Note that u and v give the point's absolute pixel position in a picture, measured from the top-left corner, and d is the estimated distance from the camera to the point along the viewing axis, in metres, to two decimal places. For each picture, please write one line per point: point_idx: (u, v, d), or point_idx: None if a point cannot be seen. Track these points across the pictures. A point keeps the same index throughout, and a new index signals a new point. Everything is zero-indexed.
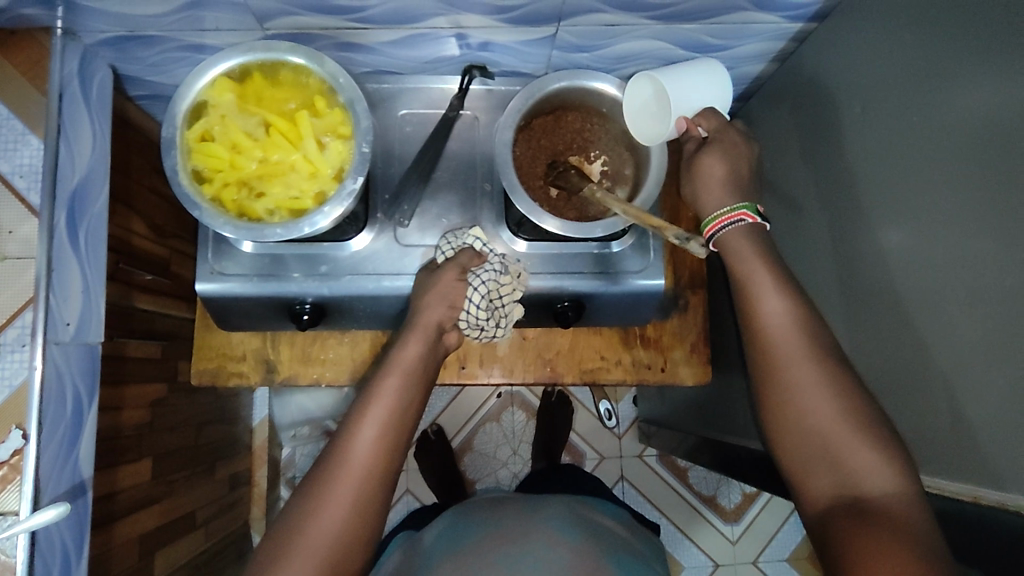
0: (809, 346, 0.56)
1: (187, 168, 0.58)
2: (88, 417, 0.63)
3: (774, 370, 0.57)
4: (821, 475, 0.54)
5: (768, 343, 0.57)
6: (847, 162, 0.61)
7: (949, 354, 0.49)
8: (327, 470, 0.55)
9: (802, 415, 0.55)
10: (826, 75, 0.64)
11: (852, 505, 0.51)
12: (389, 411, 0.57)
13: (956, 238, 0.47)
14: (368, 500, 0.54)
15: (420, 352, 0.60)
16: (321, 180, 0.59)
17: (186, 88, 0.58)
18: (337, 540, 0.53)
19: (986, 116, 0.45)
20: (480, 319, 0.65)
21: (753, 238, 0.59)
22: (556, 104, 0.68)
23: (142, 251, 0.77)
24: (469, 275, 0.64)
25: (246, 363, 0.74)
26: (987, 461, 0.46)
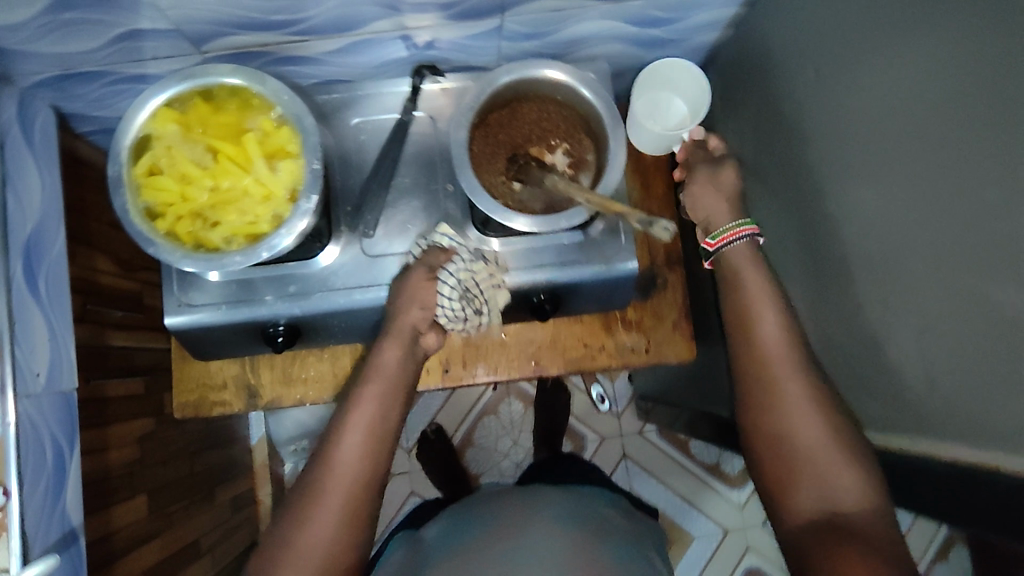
0: (798, 363, 0.58)
1: (138, 205, 0.56)
2: (70, 464, 0.62)
3: (766, 382, 0.58)
4: (803, 488, 0.55)
5: (762, 359, 0.59)
6: (808, 125, 0.60)
7: (921, 314, 0.48)
8: (312, 481, 0.57)
9: (790, 433, 0.56)
10: (779, 39, 0.63)
11: (830, 519, 0.53)
12: (374, 416, 0.59)
13: (918, 198, 0.47)
14: (350, 508, 0.57)
15: (398, 359, 0.60)
16: (276, 202, 0.58)
17: (127, 123, 0.57)
18: (324, 552, 0.55)
19: (937, 70, 0.44)
20: (459, 311, 0.64)
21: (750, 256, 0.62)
22: (509, 97, 0.66)
23: (110, 288, 0.76)
24: (439, 272, 0.63)
25: (228, 390, 0.73)
26: (966, 419, 0.46)
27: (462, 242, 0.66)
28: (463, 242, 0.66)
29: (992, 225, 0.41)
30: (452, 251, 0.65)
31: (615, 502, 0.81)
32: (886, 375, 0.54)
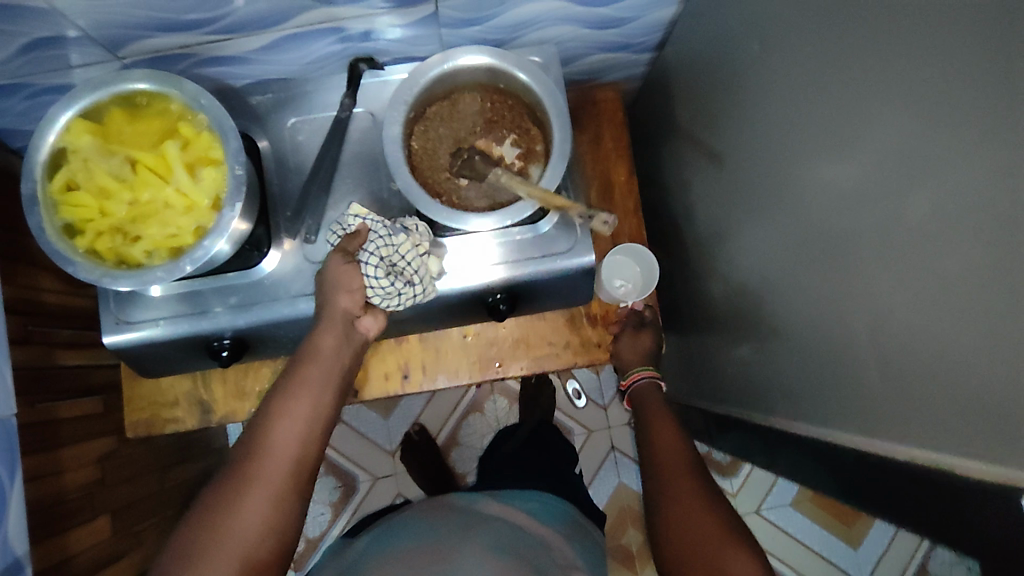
0: (690, 468, 0.61)
1: (55, 223, 0.54)
2: (11, 494, 0.60)
3: (663, 478, 0.61)
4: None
5: (659, 462, 0.63)
6: (766, 102, 0.56)
7: (881, 301, 0.45)
8: (244, 462, 0.53)
9: (680, 518, 0.56)
10: (732, 11, 0.59)
11: None
12: (312, 404, 0.56)
13: (877, 174, 0.43)
14: (286, 490, 0.53)
15: (336, 342, 0.58)
16: (198, 212, 0.55)
17: (39, 137, 0.54)
18: (255, 536, 0.50)
19: (884, 34, 0.40)
20: (389, 287, 0.59)
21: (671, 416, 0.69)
22: (449, 88, 0.63)
23: (57, 307, 0.74)
24: (356, 256, 0.59)
25: (180, 407, 0.71)
26: (927, 414, 0.42)
27: (370, 217, 0.61)
28: (370, 218, 0.61)
29: (953, 204, 0.37)
30: (365, 228, 0.60)
31: (558, 518, 0.82)
32: (850, 367, 0.50)
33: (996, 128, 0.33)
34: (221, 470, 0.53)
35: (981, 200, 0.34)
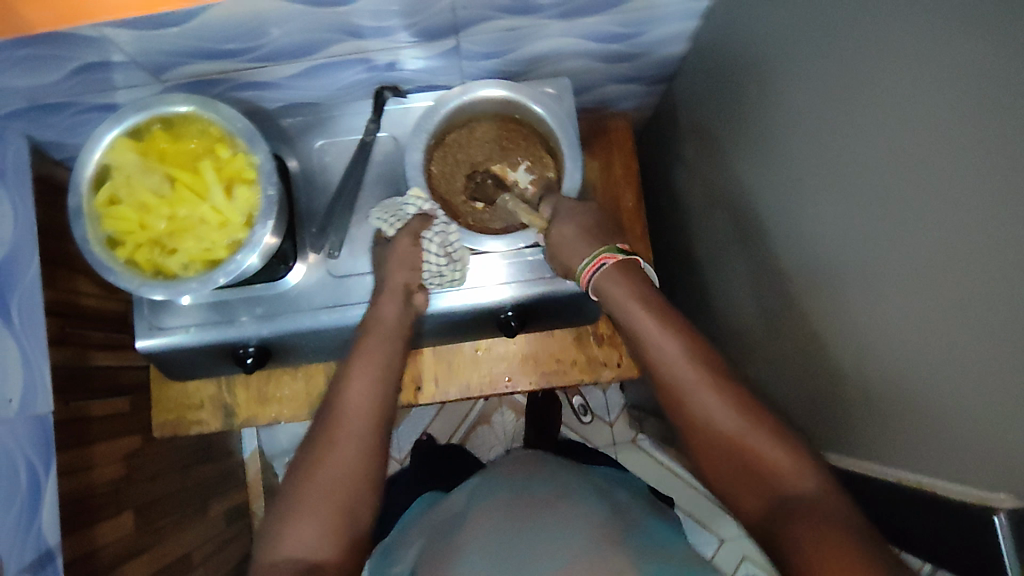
0: (702, 376, 0.52)
1: (98, 235, 0.57)
2: (45, 486, 0.64)
3: (679, 399, 0.53)
4: (744, 490, 0.49)
5: (667, 376, 0.53)
6: (768, 139, 0.59)
7: (871, 333, 0.47)
8: (327, 423, 0.57)
9: (703, 419, 0.51)
10: (737, 51, 0.62)
11: (780, 506, 0.47)
12: (381, 367, 0.59)
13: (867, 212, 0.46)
14: (368, 441, 0.57)
15: (396, 313, 0.62)
16: (232, 228, 0.59)
17: (86, 155, 0.58)
18: (346, 482, 0.54)
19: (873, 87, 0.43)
20: (443, 269, 0.63)
21: (694, 337, 0.54)
22: (467, 117, 0.66)
23: (92, 309, 0.78)
24: (423, 233, 0.62)
25: (205, 409, 0.75)
26: (915, 441, 0.45)
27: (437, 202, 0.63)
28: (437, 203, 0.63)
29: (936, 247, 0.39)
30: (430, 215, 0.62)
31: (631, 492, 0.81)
32: (841, 393, 0.53)
33: (968, 180, 0.36)
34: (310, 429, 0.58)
35: (956, 246, 0.37)
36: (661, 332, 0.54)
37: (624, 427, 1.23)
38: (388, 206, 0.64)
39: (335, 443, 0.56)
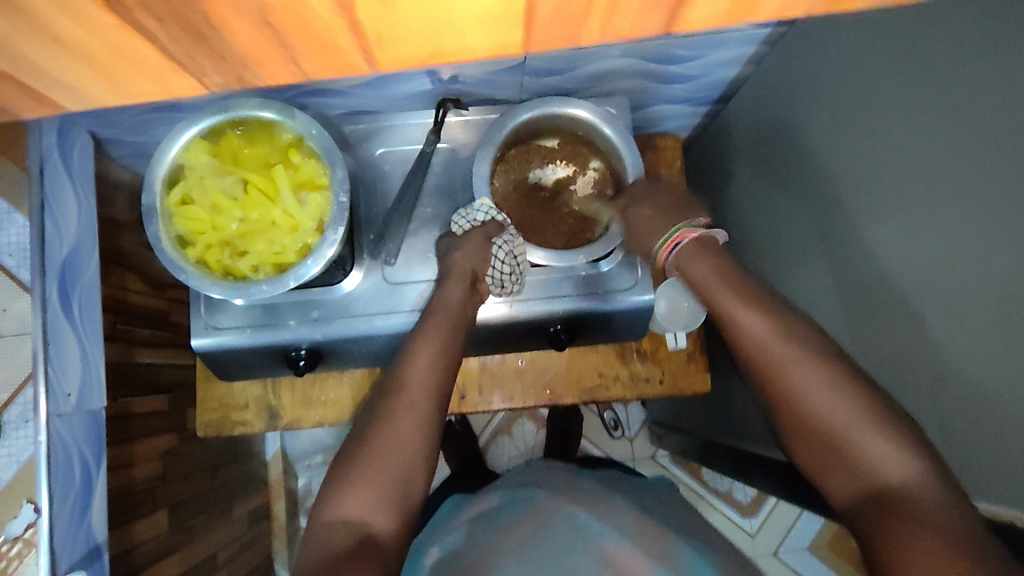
0: (795, 349, 0.52)
1: (169, 234, 0.57)
2: (97, 482, 0.63)
3: (767, 376, 0.53)
4: (833, 472, 0.48)
5: (750, 351, 0.54)
6: (833, 167, 0.60)
7: (947, 360, 0.49)
8: (387, 395, 0.57)
9: (790, 392, 0.51)
10: (803, 79, 0.64)
11: (876, 496, 0.45)
12: (442, 343, 0.59)
13: (947, 242, 0.47)
14: (425, 414, 0.56)
15: (462, 298, 0.63)
16: (302, 233, 0.60)
17: (161, 154, 0.57)
18: (403, 454, 0.54)
19: (957, 122, 0.44)
20: (505, 275, 0.65)
21: (783, 316, 0.54)
22: (530, 132, 0.68)
23: (138, 306, 0.78)
24: (494, 239, 0.64)
25: (250, 410, 0.76)
26: (992, 469, 0.46)
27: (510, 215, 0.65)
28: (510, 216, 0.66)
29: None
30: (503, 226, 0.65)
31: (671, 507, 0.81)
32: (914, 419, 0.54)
33: None
34: (372, 402, 0.58)
35: None
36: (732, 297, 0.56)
37: (643, 443, 1.24)
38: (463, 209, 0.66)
39: (394, 414, 0.56)
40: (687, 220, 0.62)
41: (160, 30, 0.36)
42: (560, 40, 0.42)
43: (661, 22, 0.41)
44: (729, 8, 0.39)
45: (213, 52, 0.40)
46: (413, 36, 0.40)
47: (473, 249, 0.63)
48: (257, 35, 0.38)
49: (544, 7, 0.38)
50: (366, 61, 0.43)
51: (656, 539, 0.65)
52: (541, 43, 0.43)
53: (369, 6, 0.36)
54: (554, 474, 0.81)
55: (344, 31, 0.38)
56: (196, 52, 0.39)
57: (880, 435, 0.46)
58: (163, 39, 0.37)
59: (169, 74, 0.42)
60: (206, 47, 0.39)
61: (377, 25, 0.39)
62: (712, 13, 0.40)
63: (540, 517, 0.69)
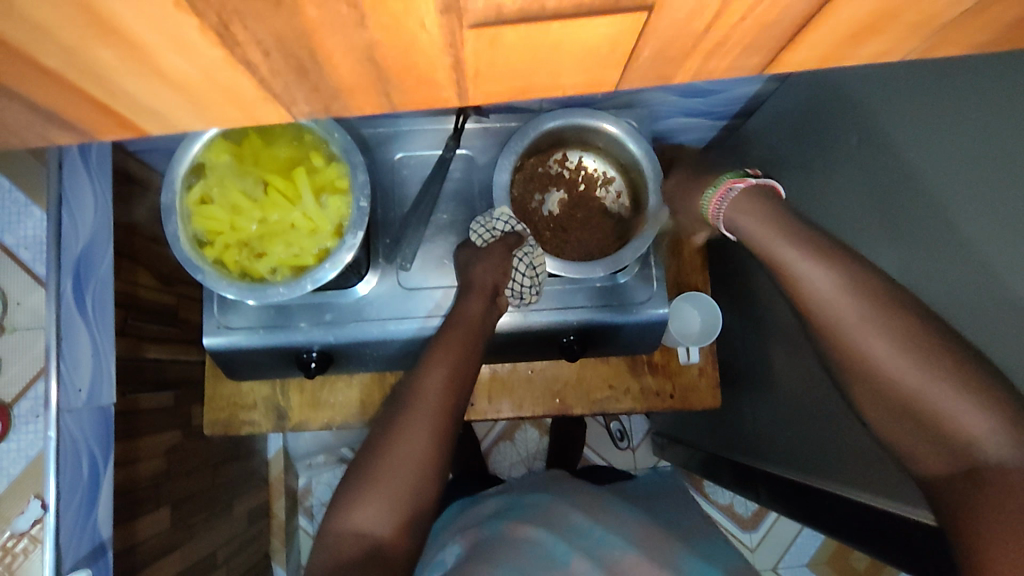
0: (874, 309, 0.47)
1: (188, 233, 0.57)
2: (103, 479, 0.63)
3: (840, 340, 0.48)
4: (919, 445, 0.45)
5: (819, 317, 0.49)
6: (855, 190, 0.60)
7: None
8: (402, 407, 0.57)
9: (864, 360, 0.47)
10: (826, 101, 0.64)
11: (968, 474, 0.42)
12: (459, 356, 0.59)
13: (976, 272, 0.47)
14: (439, 427, 0.56)
15: (481, 309, 0.63)
16: (322, 236, 0.59)
17: (183, 152, 0.56)
18: (418, 467, 0.54)
19: (1000, 169, 0.44)
20: (525, 286, 0.64)
21: (860, 270, 0.48)
22: (550, 142, 0.68)
23: (148, 302, 0.77)
24: (514, 251, 0.64)
25: (257, 410, 0.76)
26: None
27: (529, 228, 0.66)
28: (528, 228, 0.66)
29: None
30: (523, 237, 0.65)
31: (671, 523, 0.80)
32: None
33: None
34: (387, 411, 0.58)
35: None
36: (801, 256, 0.49)
37: (645, 453, 1.24)
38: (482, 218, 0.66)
39: (409, 426, 0.56)
40: (730, 172, 0.56)
41: (264, 64, 0.26)
42: (651, 80, 0.30)
43: (761, 65, 0.29)
44: (827, 53, 0.28)
45: (305, 88, 0.28)
46: (511, 74, 0.28)
47: (493, 260, 0.63)
48: (351, 69, 0.27)
49: (653, 47, 0.27)
50: (457, 95, 0.30)
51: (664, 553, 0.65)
52: (631, 84, 0.31)
53: (476, 48, 0.26)
54: (561, 484, 0.81)
55: (443, 65, 0.27)
56: (291, 89, 0.28)
57: (956, 394, 0.43)
58: (265, 75, 0.27)
59: (257, 105, 0.29)
60: (302, 81, 0.27)
61: (472, 60, 0.27)
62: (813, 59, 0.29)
63: (541, 517, 0.70)
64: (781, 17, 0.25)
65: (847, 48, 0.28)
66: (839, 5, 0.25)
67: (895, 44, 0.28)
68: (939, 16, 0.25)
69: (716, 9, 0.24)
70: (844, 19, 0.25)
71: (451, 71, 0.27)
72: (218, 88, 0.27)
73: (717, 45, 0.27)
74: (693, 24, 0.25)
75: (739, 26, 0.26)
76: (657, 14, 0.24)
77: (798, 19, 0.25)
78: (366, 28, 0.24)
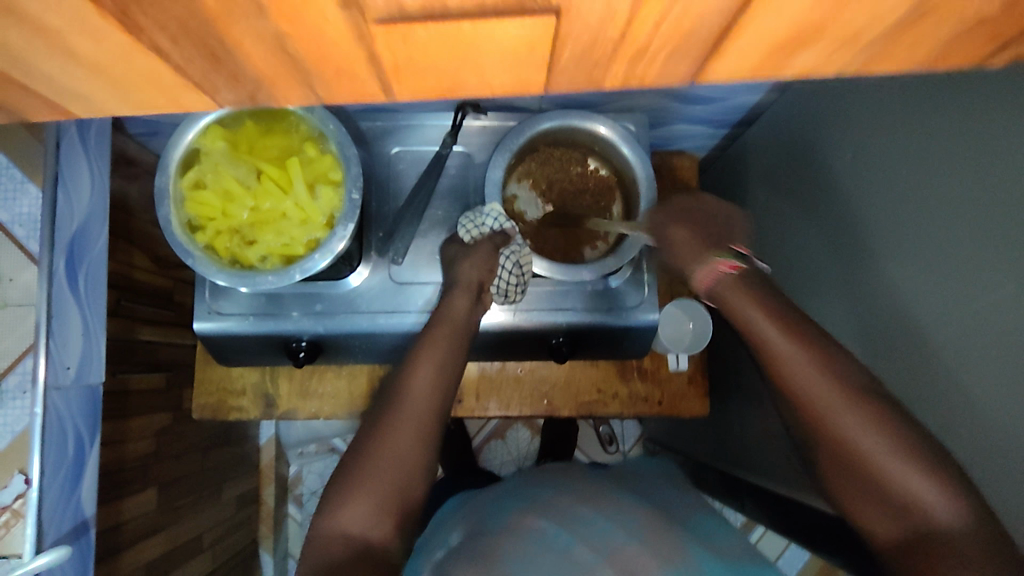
0: (837, 386, 0.48)
1: (180, 217, 0.57)
2: (89, 457, 0.63)
3: (807, 415, 0.49)
4: (874, 510, 0.47)
5: (788, 388, 0.50)
6: (844, 205, 0.60)
7: (951, 406, 0.48)
8: (388, 407, 0.57)
9: (828, 433, 0.48)
10: (822, 114, 0.64)
11: (920, 539, 0.44)
12: (445, 354, 0.59)
13: (958, 292, 0.47)
14: (426, 430, 0.56)
15: (469, 309, 0.62)
16: (313, 227, 0.60)
17: (177, 139, 0.57)
18: (402, 466, 0.54)
19: (986, 187, 0.43)
20: (511, 283, 0.65)
21: (821, 345, 0.51)
22: (546, 141, 0.68)
23: (142, 284, 0.78)
24: (501, 249, 0.64)
25: (246, 397, 0.77)
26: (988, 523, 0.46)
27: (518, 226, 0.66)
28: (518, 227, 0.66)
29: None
30: (512, 234, 0.65)
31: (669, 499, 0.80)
32: None
33: None
34: (374, 410, 0.58)
35: None
36: (781, 338, 0.51)
37: None
38: (472, 214, 0.66)
39: (395, 427, 0.56)
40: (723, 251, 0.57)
41: (173, 51, 0.27)
42: (582, 84, 0.32)
43: (690, 74, 0.31)
44: (760, 64, 0.30)
45: (225, 78, 0.30)
46: (430, 72, 0.30)
47: (483, 258, 0.64)
48: (262, 58, 0.29)
49: (572, 51, 0.29)
50: (383, 89, 0.32)
51: None
52: (561, 88, 0.33)
53: (391, 43, 0.27)
54: (554, 472, 0.81)
55: (364, 64, 0.29)
56: (210, 77, 0.30)
57: (916, 470, 0.45)
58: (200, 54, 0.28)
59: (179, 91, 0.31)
60: (218, 69, 0.29)
61: (389, 57, 0.29)
62: (738, 69, 0.30)
63: (541, 510, 0.69)
64: (695, 28, 0.27)
65: (782, 60, 0.30)
66: (754, 19, 0.27)
67: (828, 57, 0.29)
68: (863, 32, 0.27)
69: (627, 16, 0.26)
70: (764, 29, 0.27)
71: (371, 69, 0.29)
72: (140, 72, 0.29)
73: (640, 51, 0.29)
74: (608, 30, 0.27)
75: (656, 34, 0.28)
76: (565, 18, 0.26)
77: (717, 29, 0.27)
78: (277, 20, 0.25)
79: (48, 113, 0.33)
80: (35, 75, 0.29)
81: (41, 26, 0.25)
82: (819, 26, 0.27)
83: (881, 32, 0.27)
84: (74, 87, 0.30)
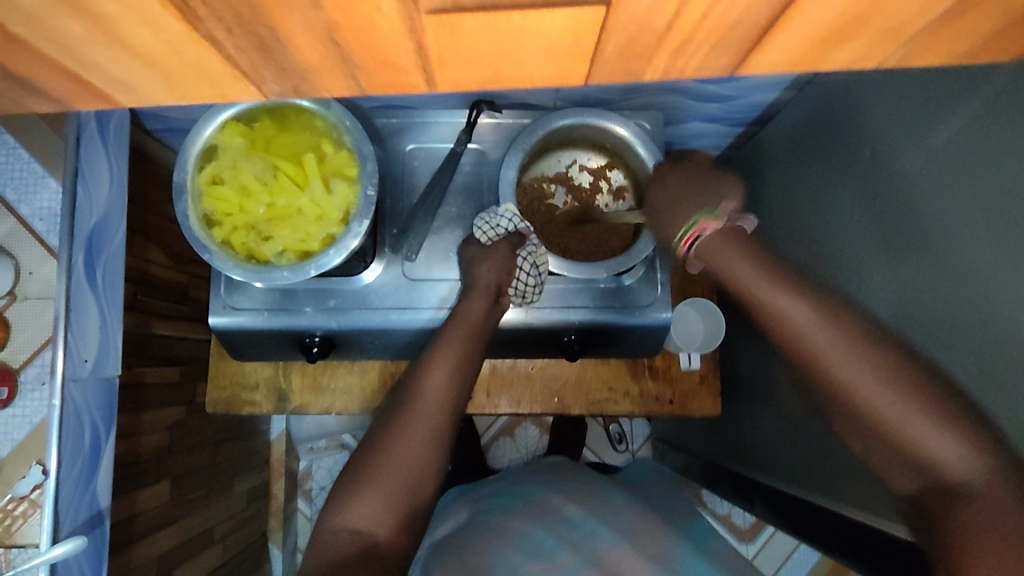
0: (840, 338, 0.46)
1: (197, 212, 0.58)
2: (104, 448, 0.64)
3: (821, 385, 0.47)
4: (894, 465, 0.45)
5: (794, 348, 0.48)
6: (860, 205, 0.60)
7: None
8: (401, 406, 0.57)
9: (834, 387, 0.46)
10: (838, 114, 0.64)
11: (939, 486, 0.42)
12: (459, 355, 0.59)
13: (974, 294, 0.47)
14: (439, 428, 0.56)
15: (484, 308, 0.63)
16: (328, 223, 0.60)
17: (196, 134, 0.58)
18: (414, 463, 0.55)
19: (1004, 190, 0.44)
20: (530, 284, 0.65)
21: (820, 298, 0.49)
22: (561, 139, 0.68)
23: (158, 278, 0.78)
24: (519, 250, 0.65)
25: (259, 391, 0.78)
26: None
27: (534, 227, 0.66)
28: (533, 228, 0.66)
29: None
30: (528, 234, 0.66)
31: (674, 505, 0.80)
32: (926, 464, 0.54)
33: None
34: (387, 408, 0.59)
35: None
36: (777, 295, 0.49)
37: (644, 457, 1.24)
38: (486, 214, 0.66)
39: (409, 425, 0.56)
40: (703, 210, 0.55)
41: (220, 39, 0.28)
42: (621, 75, 0.33)
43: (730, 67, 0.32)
44: (801, 55, 0.31)
45: (264, 64, 0.31)
46: (474, 61, 0.31)
47: (500, 257, 0.64)
48: (282, 45, 0.30)
49: (615, 44, 0.30)
50: (426, 81, 0.33)
51: (657, 547, 0.64)
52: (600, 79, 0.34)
53: (438, 33, 0.29)
54: (564, 471, 0.81)
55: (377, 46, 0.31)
56: (251, 64, 0.31)
57: (926, 417, 0.42)
58: (226, 49, 0.29)
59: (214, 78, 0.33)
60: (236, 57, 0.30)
61: (434, 47, 0.30)
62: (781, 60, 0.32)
63: (556, 511, 0.69)
64: (742, 20, 0.28)
65: (824, 53, 0.31)
66: (801, 12, 0.28)
67: (867, 47, 0.31)
68: (905, 26, 0.29)
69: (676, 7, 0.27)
70: (808, 24, 0.29)
71: (416, 58, 0.31)
72: (173, 58, 0.30)
73: (684, 42, 0.30)
74: (654, 21, 0.28)
75: (699, 28, 0.29)
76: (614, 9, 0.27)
77: (762, 21, 0.28)
78: (321, 9, 0.26)
79: (89, 102, 0.34)
80: (67, 64, 0.30)
81: (96, 15, 0.26)
82: (865, 17, 0.28)
83: (921, 25, 0.29)
84: (108, 74, 0.31)
